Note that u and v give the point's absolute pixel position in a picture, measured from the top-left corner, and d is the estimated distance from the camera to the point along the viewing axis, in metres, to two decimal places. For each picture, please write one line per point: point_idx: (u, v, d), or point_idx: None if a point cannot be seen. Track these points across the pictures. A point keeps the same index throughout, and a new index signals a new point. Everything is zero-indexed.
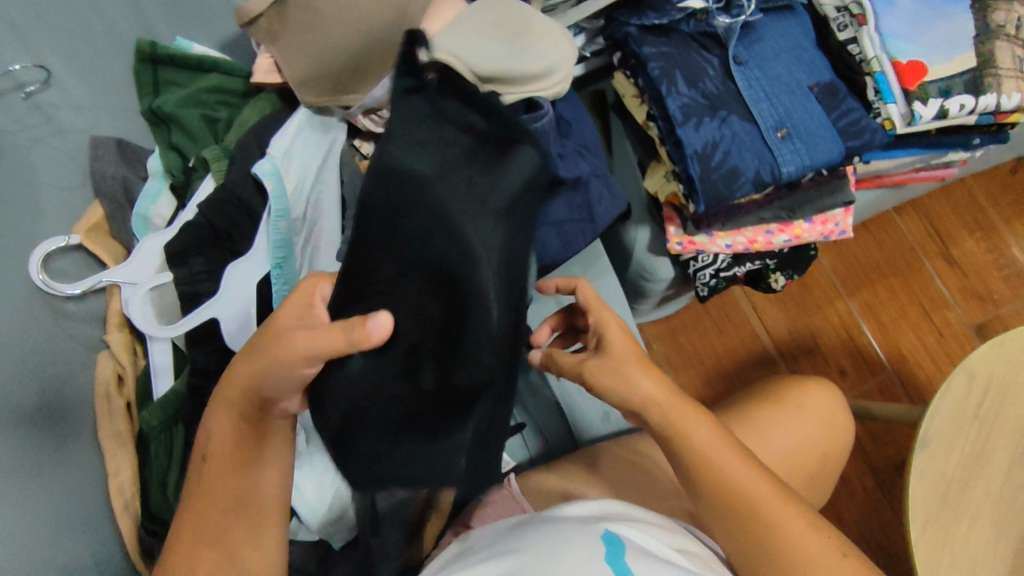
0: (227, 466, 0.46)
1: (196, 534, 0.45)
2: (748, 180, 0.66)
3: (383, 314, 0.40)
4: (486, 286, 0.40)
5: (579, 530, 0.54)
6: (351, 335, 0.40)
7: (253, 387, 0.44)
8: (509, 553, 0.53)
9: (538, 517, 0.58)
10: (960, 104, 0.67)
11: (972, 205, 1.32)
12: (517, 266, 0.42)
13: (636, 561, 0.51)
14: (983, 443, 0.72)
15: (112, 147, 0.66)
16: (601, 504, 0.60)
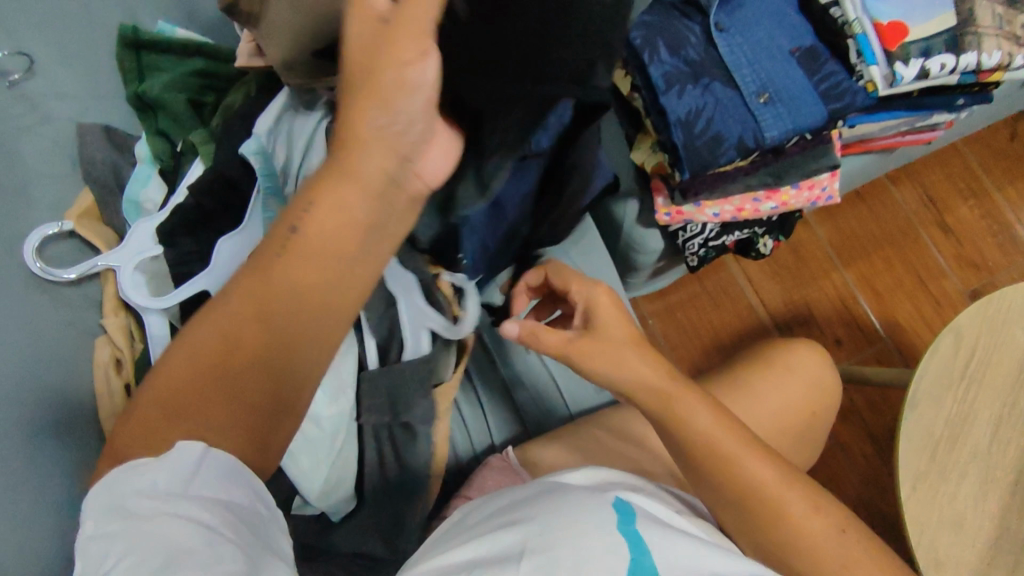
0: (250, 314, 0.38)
1: (175, 374, 0.37)
2: (732, 146, 0.66)
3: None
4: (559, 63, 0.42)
5: (588, 500, 0.51)
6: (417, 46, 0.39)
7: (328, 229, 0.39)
8: (515, 524, 0.50)
9: (551, 487, 0.54)
10: (940, 64, 0.67)
11: (966, 172, 1.32)
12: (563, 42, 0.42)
13: (645, 525, 0.51)
14: (969, 401, 0.73)
15: (99, 134, 0.66)
16: (609, 473, 0.60)
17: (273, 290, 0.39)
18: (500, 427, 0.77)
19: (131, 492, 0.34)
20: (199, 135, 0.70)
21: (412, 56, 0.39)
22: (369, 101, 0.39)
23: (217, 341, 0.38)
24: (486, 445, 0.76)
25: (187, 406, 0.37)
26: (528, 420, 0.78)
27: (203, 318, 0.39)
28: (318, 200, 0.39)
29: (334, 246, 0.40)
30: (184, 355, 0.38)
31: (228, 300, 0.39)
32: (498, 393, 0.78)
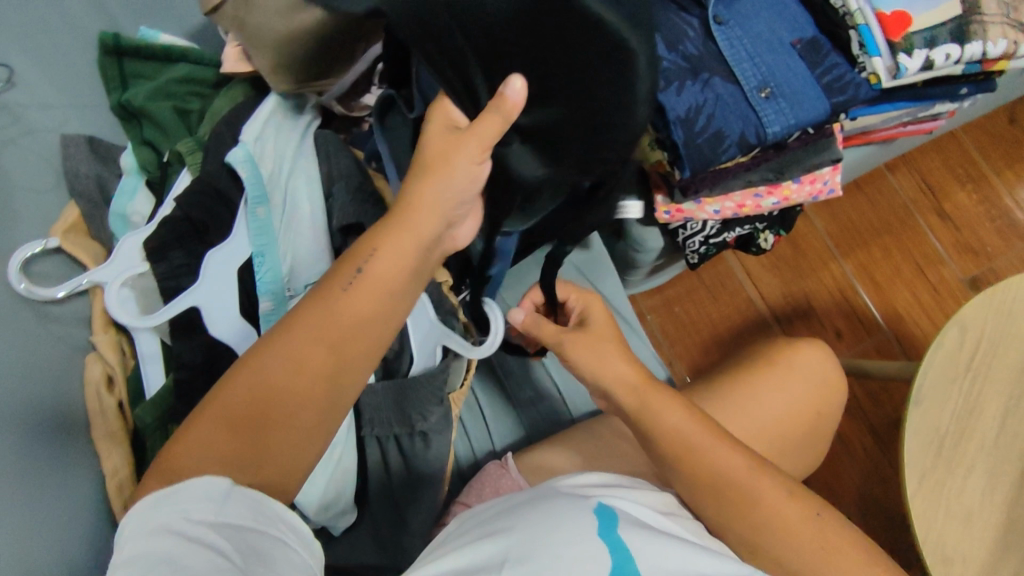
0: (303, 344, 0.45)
1: (231, 396, 0.43)
2: (734, 143, 0.65)
3: (516, 82, 0.48)
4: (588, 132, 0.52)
5: (573, 508, 0.50)
6: (501, 112, 0.50)
7: (381, 275, 0.48)
8: (502, 531, 0.48)
9: (540, 493, 0.53)
10: (945, 54, 0.65)
11: (964, 158, 1.31)
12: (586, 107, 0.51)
13: (626, 530, 0.49)
14: (975, 395, 0.72)
15: (83, 145, 0.64)
16: (603, 475, 0.59)
17: (341, 321, 0.46)
18: (500, 431, 0.76)
19: (182, 511, 0.37)
20: (186, 143, 0.67)
21: (464, 160, 0.52)
22: (429, 177, 0.52)
23: (293, 366, 0.44)
24: (487, 450, 0.74)
25: (273, 420, 0.43)
26: (530, 425, 0.76)
27: (280, 340, 0.45)
28: (381, 248, 0.49)
29: (394, 284, 0.49)
30: (265, 374, 0.43)
31: (299, 327, 0.45)
32: (497, 398, 0.77)
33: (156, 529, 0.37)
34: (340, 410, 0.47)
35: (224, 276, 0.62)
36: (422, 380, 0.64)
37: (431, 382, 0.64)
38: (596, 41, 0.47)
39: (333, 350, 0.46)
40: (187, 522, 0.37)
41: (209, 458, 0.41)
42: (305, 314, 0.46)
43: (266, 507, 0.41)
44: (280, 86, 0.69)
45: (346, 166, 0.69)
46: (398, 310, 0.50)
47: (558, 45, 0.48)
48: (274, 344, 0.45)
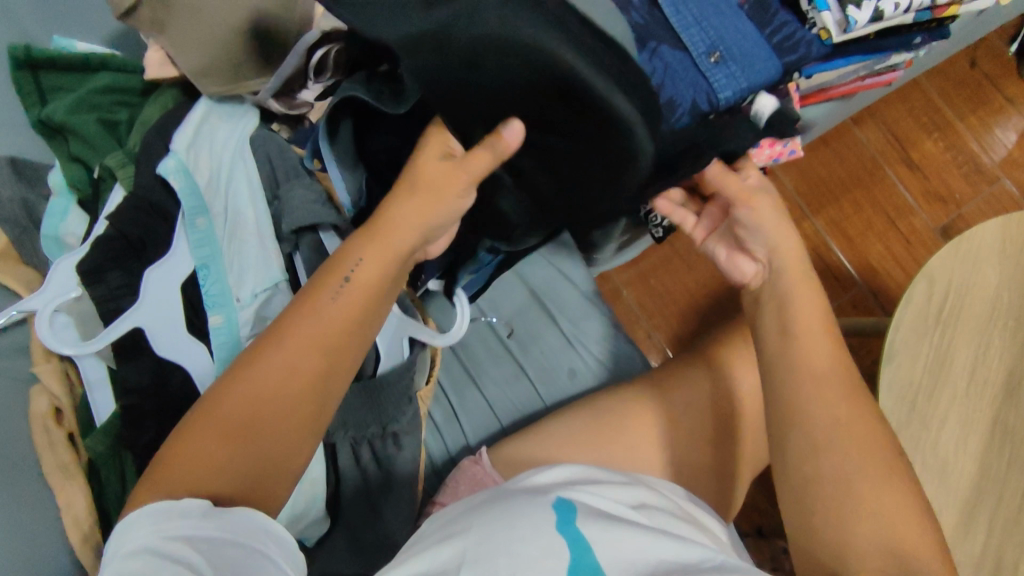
0: (308, 341, 0.46)
1: (230, 399, 0.43)
2: (686, 111, 0.62)
3: (515, 124, 0.47)
4: (584, 171, 0.53)
5: (531, 502, 0.50)
6: (497, 148, 0.49)
7: (375, 287, 0.51)
8: (459, 535, 0.48)
9: (503, 491, 0.54)
10: (894, 4, 0.63)
11: (928, 107, 1.30)
12: (591, 153, 0.51)
13: (585, 522, 0.48)
14: (946, 346, 0.72)
15: (5, 166, 0.60)
16: (570, 470, 0.58)
17: (331, 322, 0.48)
18: (474, 422, 0.75)
19: (156, 531, 0.37)
20: (115, 157, 0.64)
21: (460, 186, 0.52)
22: (399, 202, 0.52)
23: (265, 382, 0.44)
24: (462, 447, 0.73)
25: (245, 439, 0.43)
26: (503, 415, 0.75)
27: (251, 367, 0.45)
28: (368, 255, 0.50)
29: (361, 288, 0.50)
30: (259, 374, 0.44)
31: (269, 349, 0.46)
32: (469, 391, 0.76)
33: (129, 551, 0.36)
34: (331, 394, 0.47)
35: (166, 293, 0.61)
36: (392, 374, 0.63)
37: (400, 379, 0.63)
38: (610, 126, 0.46)
39: (307, 364, 0.46)
40: (160, 539, 0.37)
41: (185, 486, 0.40)
42: (270, 340, 0.46)
43: (245, 519, 0.40)
44: (211, 87, 0.65)
45: (296, 166, 0.65)
46: (365, 328, 0.50)
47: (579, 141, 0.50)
48: (246, 368, 0.45)
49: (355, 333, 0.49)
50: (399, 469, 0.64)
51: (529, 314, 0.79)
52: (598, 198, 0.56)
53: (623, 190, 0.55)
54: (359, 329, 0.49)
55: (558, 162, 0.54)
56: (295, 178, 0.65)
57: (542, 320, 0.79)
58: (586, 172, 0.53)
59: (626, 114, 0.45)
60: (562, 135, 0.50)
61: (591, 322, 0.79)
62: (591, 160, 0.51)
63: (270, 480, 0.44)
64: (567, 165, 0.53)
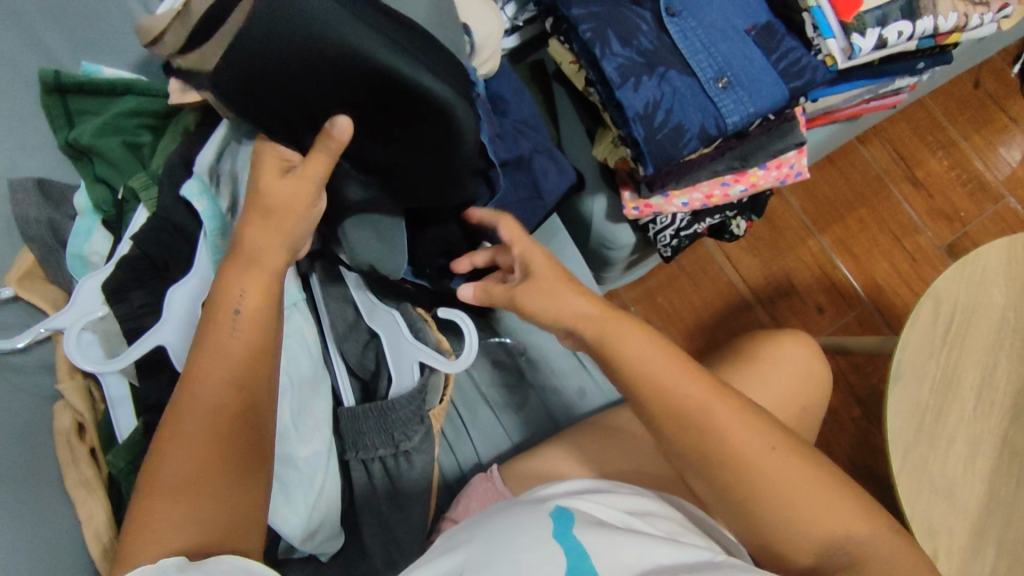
0: (219, 377, 0.46)
1: (174, 459, 0.43)
2: (694, 136, 0.64)
3: (342, 122, 0.48)
4: (405, 173, 0.56)
5: (529, 509, 0.51)
6: (329, 149, 0.49)
7: (266, 308, 0.50)
8: (464, 544, 0.49)
9: (508, 502, 0.54)
10: (897, 32, 0.64)
11: (932, 125, 1.31)
12: (412, 158, 0.54)
13: (582, 530, 0.49)
14: (953, 366, 0.73)
15: (33, 189, 0.62)
16: (581, 481, 0.59)
17: (234, 353, 0.47)
18: (487, 439, 0.75)
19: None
20: (139, 179, 0.66)
21: (305, 202, 0.52)
22: (264, 240, 0.51)
23: (193, 435, 0.44)
24: (473, 463, 0.74)
25: (199, 487, 0.42)
26: (514, 432, 0.76)
27: (175, 423, 0.44)
28: (248, 281, 0.50)
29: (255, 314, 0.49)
30: (192, 427, 0.44)
31: (184, 403, 0.45)
32: (480, 410, 0.76)
33: None
34: (264, 417, 0.48)
35: (189, 310, 0.61)
36: (403, 398, 0.61)
37: (411, 401, 0.61)
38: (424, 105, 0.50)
39: (233, 396, 0.46)
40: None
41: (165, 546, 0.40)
42: (182, 393, 0.45)
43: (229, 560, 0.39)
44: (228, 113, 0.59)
45: None
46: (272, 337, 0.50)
47: (409, 141, 0.53)
48: (171, 427, 0.44)
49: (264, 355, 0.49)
50: (406, 487, 0.64)
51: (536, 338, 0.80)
52: (439, 195, 0.58)
53: (448, 193, 0.59)
54: (266, 346, 0.49)
55: (382, 165, 0.56)
56: None
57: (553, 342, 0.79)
58: (409, 173, 0.56)
59: (440, 94, 0.49)
60: (378, 137, 0.53)
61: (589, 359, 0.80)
62: (415, 162, 0.55)
63: (243, 519, 0.44)
64: (391, 167, 0.56)
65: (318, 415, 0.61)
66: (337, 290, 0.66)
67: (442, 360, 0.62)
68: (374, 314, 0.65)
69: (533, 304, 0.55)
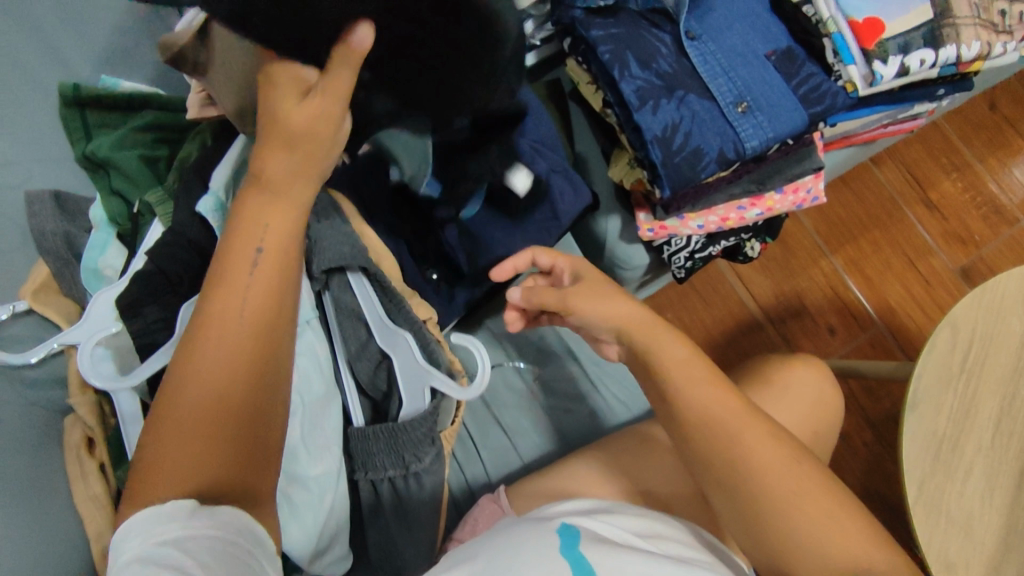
0: (234, 327, 0.44)
1: (184, 407, 0.42)
2: (712, 160, 0.64)
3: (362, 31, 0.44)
4: (433, 90, 0.53)
5: (535, 526, 0.51)
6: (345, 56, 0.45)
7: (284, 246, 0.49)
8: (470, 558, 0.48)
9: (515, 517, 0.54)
10: (920, 60, 0.64)
11: (946, 147, 1.30)
12: (441, 74, 0.52)
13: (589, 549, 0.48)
14: (971, 396, 0.71)
15: (49, 202, 0.63)
16: (589, 501, 0.58)
17: (250, 300, 0.46)
18: (496, 459, 0.74)
19: (146, 539, 0.37)
20: (155, 194, 0.66)
21: (330, 127, 0.49)
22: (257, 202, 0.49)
23: (197, 410, 0.42)
24: (482, 482, 0.73)
25: (210, 439, 0.41)
26: (524, 453, 0.75)
27: (174, 397, 0.42)
28: (271, 221, 0.48)
29: (250, 269, 0.47)
30: (203, 376, 0.43)
31: (184, 376, 0.43)
32: (491, 430, 0.76)
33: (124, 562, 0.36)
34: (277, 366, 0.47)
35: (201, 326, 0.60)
36: (416, 420, 0.60)
37: (423, 423, 0.60)
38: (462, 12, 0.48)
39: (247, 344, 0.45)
40: (150, 546, 0.37)
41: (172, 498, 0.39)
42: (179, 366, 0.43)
43: (228, 515, 0.39)
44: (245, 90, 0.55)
45: (327, 206, 0.63)
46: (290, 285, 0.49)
47: (446, 74, 0.52)
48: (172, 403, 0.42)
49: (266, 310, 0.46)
50: (413, 508, 0.63)
51: (549, 357, 0.80)
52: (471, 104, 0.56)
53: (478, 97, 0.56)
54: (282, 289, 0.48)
55: (407, 86, 0.53)
56: (323, 217, 0.63)
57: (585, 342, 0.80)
58: (439, 90, 0.53)
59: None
60: (402, 58, 0.50)
61: (611, 368, 0.80)
62: (444, 79, 0.52)
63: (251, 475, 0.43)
64: (416, 86, 0.53)
65: (329, 434, 0.61)
66: (350, 309, 0.64)
67: (456, 387, 0.61)
68: (387, 336, 0.62)
69: (585, 307, 0.56)
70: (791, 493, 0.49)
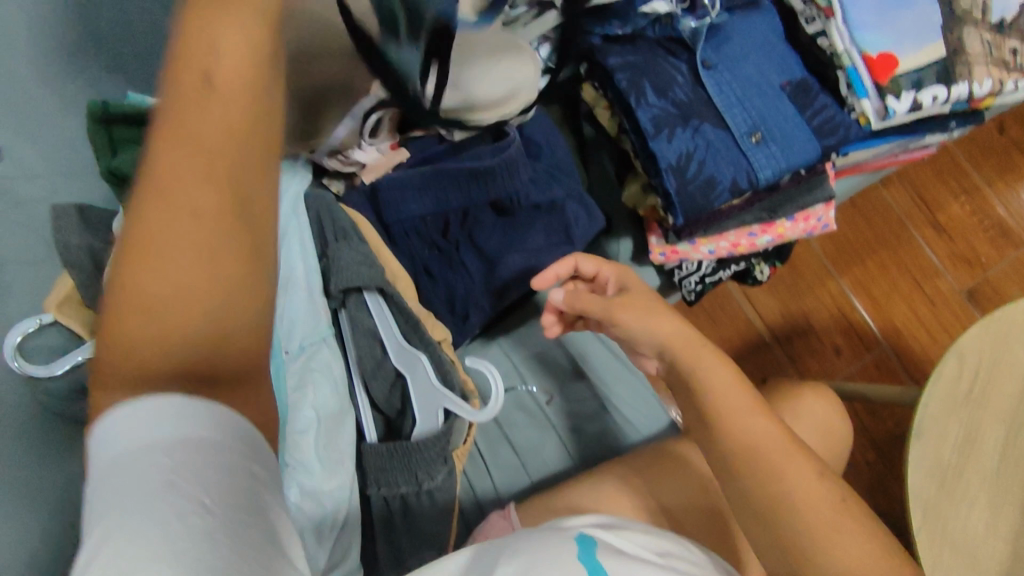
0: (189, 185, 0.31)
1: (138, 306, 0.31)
2: (726, 189, 0.65)
3: None
4: None
5: (551, 536, 0.51)
6: None
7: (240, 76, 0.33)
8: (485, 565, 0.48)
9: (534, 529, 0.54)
10: (933, 96, 0.65)
11: (955, 169, 1.31)
12: None
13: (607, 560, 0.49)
14: (976, 425, 0.72)
15: (74, 214, 0.63)
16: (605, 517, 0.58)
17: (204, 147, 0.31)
18: (504, 474, 0.76)
19: (138, 434, 0.29)
20: None
21: None
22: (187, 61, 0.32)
23: (177, 328, 0.31)
24: (490, 496, 0.74)
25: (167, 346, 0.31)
26: (532, 469, 0.76)
27: (147, 323, 0.31)
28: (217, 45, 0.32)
29: (202, 146, 0.31)
30: (154, 263, 0.31)
31: (147, 296, 0.31)
32: (501, 447, 0.77)
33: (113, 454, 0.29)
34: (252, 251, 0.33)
35: None
36: (429, 439, 0.61)
37: (435, 443, 0.61)
38: None
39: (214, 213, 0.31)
40: (143, 447, 0.29)
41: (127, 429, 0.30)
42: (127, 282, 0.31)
43: (229, 421, 0.32)
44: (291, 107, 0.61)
45: (346, 227, 0.65)
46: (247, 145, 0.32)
47: None
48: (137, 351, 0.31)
49: (257, 186, 0.33)
50: (425, 522, 0.64)
51: (560, 372, 0.81)
52: None
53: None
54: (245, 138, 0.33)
55: None
56: (342, 238, 0.65)
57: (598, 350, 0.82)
58: None
59: None
60: None
61: (624, 378, 0.81)
62: None
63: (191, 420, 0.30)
64: None
65: (342, 448, 0.61)
66: (367, 329, 0.65)
67: (468, 408, 0.62)
68: (402, 357, 0.64)
69: (629, 320, 0.59)
70: (829, 513, 0.46)
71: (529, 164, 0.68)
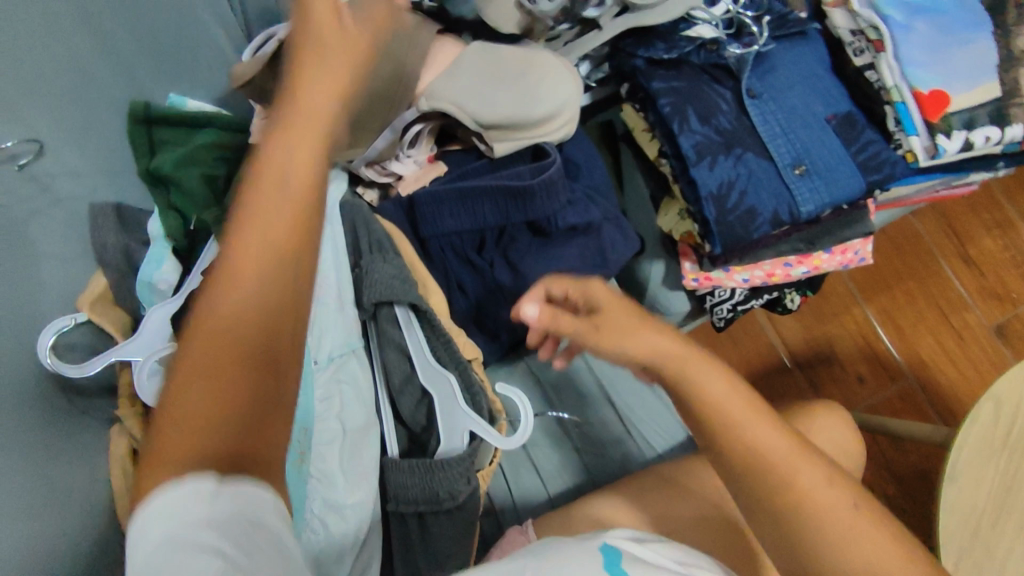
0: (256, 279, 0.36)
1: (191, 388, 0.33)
2: (766, 220, 0.64)
3: None
4: None
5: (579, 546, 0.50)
6: None
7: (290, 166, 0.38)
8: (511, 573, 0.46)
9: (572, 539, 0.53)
10: (984, 136, 0.64)
11: (988, 201, 1.29)
12: None
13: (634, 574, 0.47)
14: (1013, 472, 0.71)
15: (112, 215, 0.61)
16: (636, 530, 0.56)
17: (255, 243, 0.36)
18: (524, 489, 0.75)
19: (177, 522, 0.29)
20: (211, 213, 0.67)
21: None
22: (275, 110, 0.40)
23: (230, 406, 0.33)
24: (509, 514, 0.74)
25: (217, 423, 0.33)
26: (553, 488, 0.75)
27: (207, 344, 0.34)
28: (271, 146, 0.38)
29: (279, 201, 0.37)
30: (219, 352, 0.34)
31: (218, 318, 0.34)
32: (522, 465, 0.76)
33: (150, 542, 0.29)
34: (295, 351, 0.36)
35: None
36: (452, 459, 0.59)
37: (460, 463, 0.59)
38: None
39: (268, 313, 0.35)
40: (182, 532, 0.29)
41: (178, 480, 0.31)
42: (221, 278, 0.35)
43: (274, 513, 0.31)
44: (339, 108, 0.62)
45: (380, 239, 0.65)
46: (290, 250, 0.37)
47: None
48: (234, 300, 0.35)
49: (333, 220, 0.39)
50: (443, 546, 0.62)
51: (582, 389, 0.80)
52: None
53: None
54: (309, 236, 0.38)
55: None
56: (376, 249, 0.64)
57: (618, 371, 0.80)
58: None
59: None
60: None
61: (643, 401, 0.80)
62: None
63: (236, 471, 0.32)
64: None
65: (367, 463, 0.60)
66: (395, 342, 0.65)
67: (494, 433, 0.61)
68: (430, 375, 0.63)
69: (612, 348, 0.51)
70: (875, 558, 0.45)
71: (567, 183, 0.68)
